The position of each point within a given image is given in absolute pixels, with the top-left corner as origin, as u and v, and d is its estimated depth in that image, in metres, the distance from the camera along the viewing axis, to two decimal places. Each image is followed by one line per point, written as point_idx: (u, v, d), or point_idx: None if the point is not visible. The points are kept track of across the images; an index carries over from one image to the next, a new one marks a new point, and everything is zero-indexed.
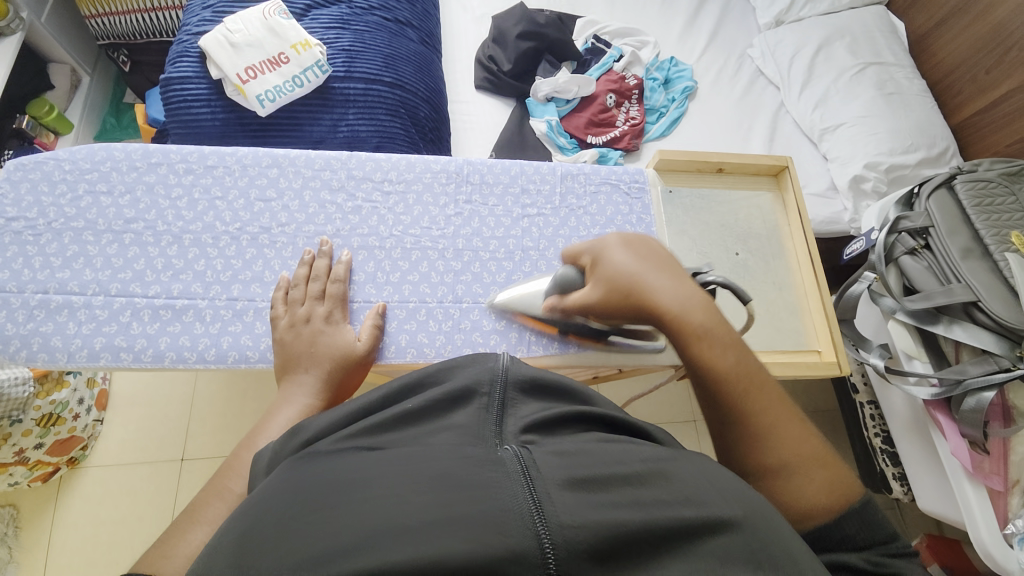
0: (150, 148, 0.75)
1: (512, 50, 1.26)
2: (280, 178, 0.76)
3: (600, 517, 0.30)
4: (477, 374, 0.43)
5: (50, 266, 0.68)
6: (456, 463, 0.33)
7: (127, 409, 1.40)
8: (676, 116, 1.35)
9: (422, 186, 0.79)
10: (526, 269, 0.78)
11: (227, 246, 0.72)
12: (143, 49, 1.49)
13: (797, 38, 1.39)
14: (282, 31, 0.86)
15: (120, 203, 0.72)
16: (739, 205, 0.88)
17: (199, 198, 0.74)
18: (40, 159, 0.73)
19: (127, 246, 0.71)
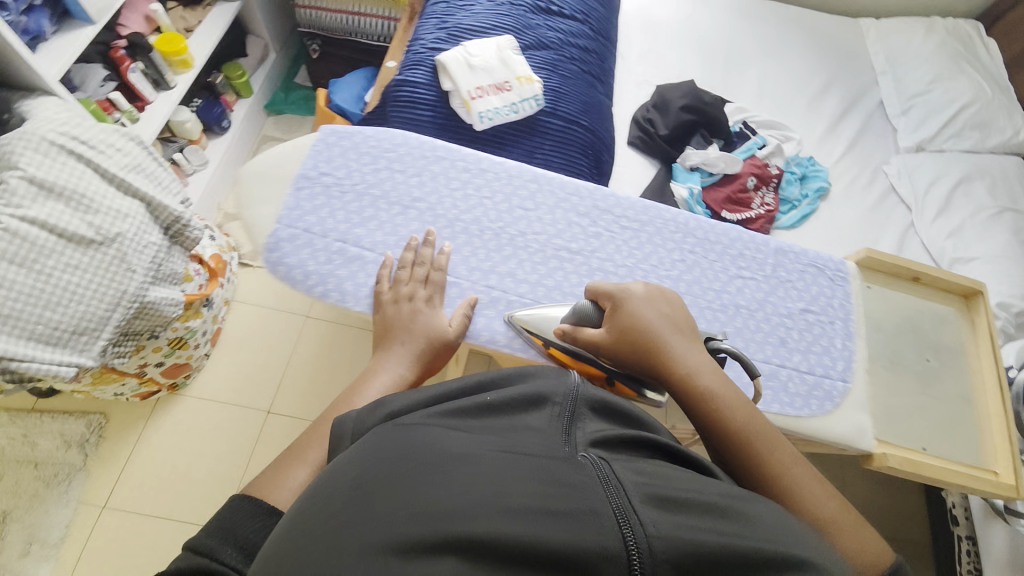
0: (439, 144, 0.86)
1: (672, 118, 1.37)
2: (538, 192, 0.85)
3: (680, 533, 0.33)
4: (552, 387, 0.49)
5: (350, 221, 0.79)
6: (544, 462, 0.37)
7: (233, 350, 1.51)
8: (807, 212, 1.41)
9: (653, 229, 0.84)
10: (737, 325, 0.77)
11: (489, 241, 0.81)
12: (336, 43, 1.71)
13: (937, 168, 1.45)
14: (512, 64, 0.99)
15: (409, 182, 0.82)
16: (931, 315, 0.87)
17: (472, 194, 0.83)
18: (351, 131, 0.85)
19: (411, 220, 0.80)
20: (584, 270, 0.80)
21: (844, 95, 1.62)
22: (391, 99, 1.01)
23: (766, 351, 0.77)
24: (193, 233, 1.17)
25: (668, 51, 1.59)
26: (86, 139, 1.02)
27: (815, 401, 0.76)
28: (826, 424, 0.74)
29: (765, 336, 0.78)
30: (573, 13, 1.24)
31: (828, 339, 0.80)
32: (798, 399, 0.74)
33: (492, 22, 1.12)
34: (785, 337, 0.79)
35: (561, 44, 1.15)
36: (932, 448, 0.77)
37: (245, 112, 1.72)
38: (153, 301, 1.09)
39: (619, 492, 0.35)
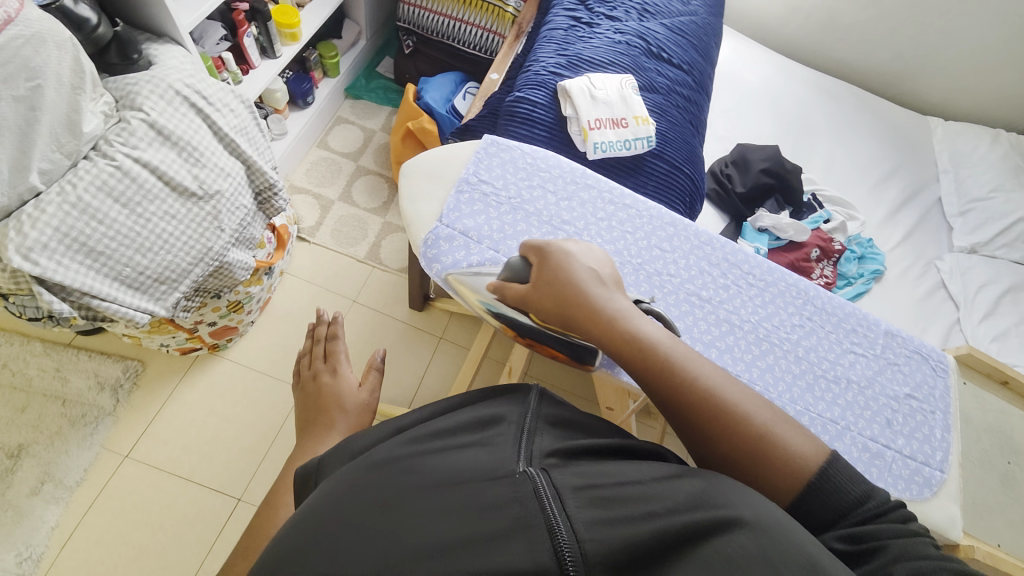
0: (590, 174, 0.88)
1: (750, 178, 1.42)
2: (675, 237, 0.84)
3: (607, 531, 0.43)
4: (507, 410, 0.59)
5: (504, 233, 0.81)
6: (494, 482, 0.48)
7: (275, 322, 1.50)
8: (861, 290, 1.44)
9: (777, 289, 0.82)
10: (847, 398, 0.75)
11: (628, 275, 0.79)
12: (430, 42, 1.74)
13: (988, 272, 1.52)
14: (631, 103, 1.03)
15: (559, 204, 0.85)
16: (1017, 421, 0.91)
17: (615, 226, 0.84)
18: (512, 146, 0.90)
19: (560, 241, 0.82)
20: (713, 320, 0.78)
21: (906, 186, 1.68)
22: (508, 112, 1.03)
23: (873, 428, 0.73)
24: (279, 203, 1.19)
25: (748, 113, 1.65)
26: (207, 96, 1.03)
27: (912, 485, 0.73)
28: (927, 513, 0.71)
29: (871, 412, 0.75)
30: (679, 63, 1.30)
31: (928, 428, 0.76)
32: (901, 480, 0.71)
33: (609, 58, 1.17)
34: (889, 418, 0.76)
35: (668, 91, 1.22)
36: (1005, 545, 0.79)
37: (328, 91, 1.75)
38: (230, 263, 1.10)
39: (557, 508, 0.45)
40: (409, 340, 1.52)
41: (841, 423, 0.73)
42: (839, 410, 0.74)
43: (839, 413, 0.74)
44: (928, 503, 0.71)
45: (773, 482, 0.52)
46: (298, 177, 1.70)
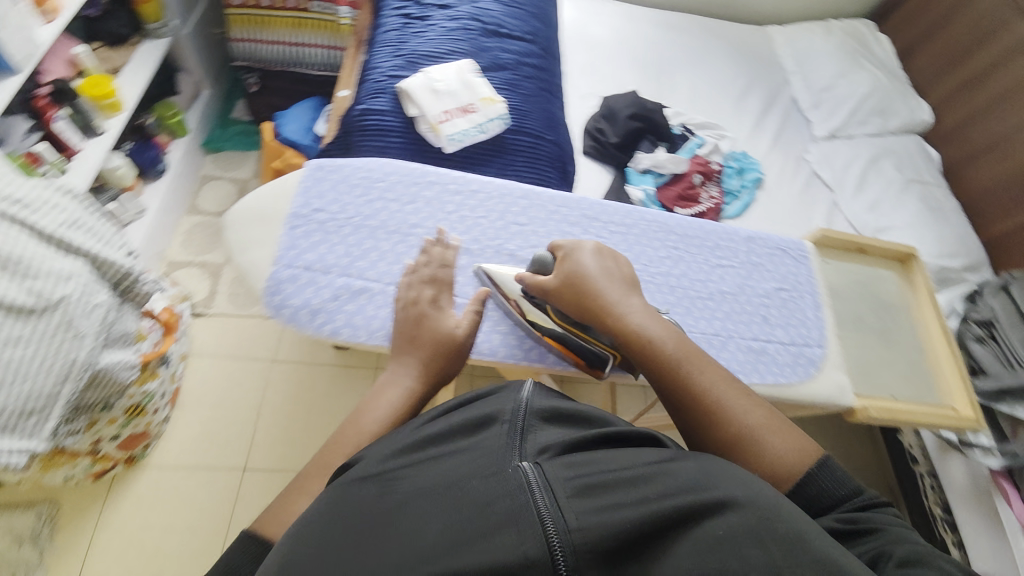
0: (428, 170, 0.87)
1: (620, 127, 1.46)
2: (529, 207, 0.87)
3: (598, 519, 0.42)
4: (501, 405, 0.55)
5: (351, 255, 0.80)
6: (486, 479, 0.46)
7: (194, 411, 1.40)
8: (748, 201, 1.54)
9: (639, 229, 0.86)
10: (724, 311, 0.81)
11: (490, 258, 0.83)
12: (274, 74, 1.65)
13: (849, 151, 1.63)
14: (474, 86, 1.01)
15: (405, 210, 0.84)
16: (876, 280, 0.99)
17: (465, 216, 0.86)
18: (341, 163, 0.86)
19: (413, 247, 0.82)
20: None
21: (763, 94, 1.79)
22: (356, 129, 1.01)
23: (753, 329, 0.81)
24: (144, 287, 1.07)
25: (607, 64, 1.69)
26: (23, 199, 0.94)
27: (800, 368, 0.82)
28: (815, 389, 0.80)
29: (748, 316, 0.83)
30: (522, 34, 1.28)
31: (800, 312, 0.86)
32: (786, 368, 0.79)
33: (448, 48, 1.13)
34: (766, 314, 0.84)
35: (516, 65, 1.19)
36: (899, 394, 0.89)
37: (181, 153, 1.62)
38: (107, 367, 1.00)
39: (548, 497, 0.44)
40: (347, 376, 1.50)
41: (723, 334, 0.80)
42: (719, 323, 0.81)
43: (719, 325, 0.81)
44: (816, 380, 0.80)
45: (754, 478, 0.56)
46: (175, 252, 1.58)
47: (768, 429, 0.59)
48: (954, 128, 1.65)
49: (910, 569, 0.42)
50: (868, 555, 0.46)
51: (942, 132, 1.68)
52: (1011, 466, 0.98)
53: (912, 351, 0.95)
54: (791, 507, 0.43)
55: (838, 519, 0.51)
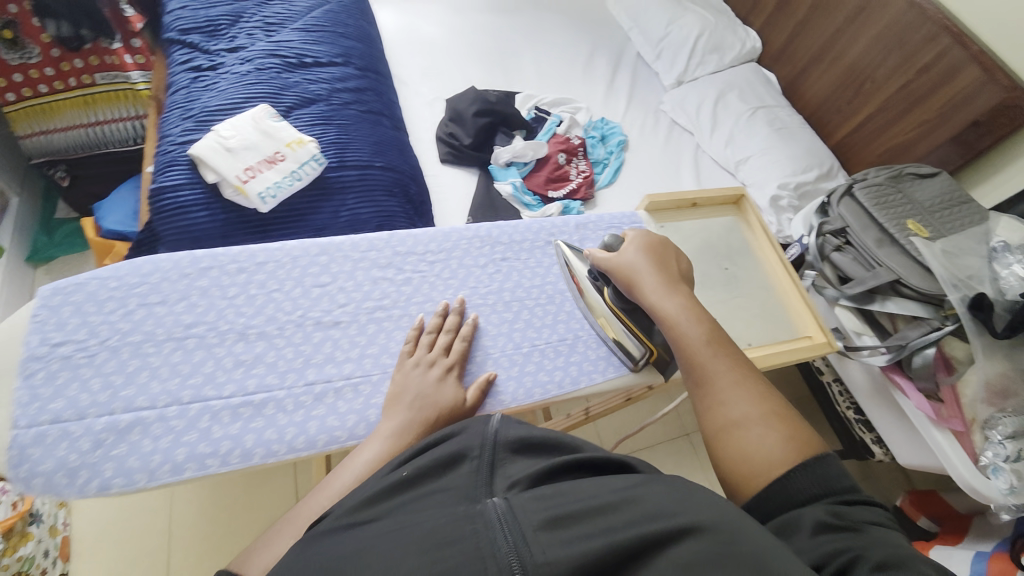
0: (199, 255, 0.76)
1: (470, 126, 1.40)
2: (331, 263, 0.81)
3: (567, 553, 0.39)
4: (469, 439, 0.52)
5: (112, 385, 0.67)
6: (451, 518, 0.42)
7: (98, 554, 1.25)
8: (618, 165, 1.54)
9: (460, 251, 0.87)
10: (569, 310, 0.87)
11: (294, 334, 0.75)
12: (84, 161, 1.47)
13: (697, 93, 1.67)
14: (276, 132, 0.92)
15: (176, 310, 0.73)
16: (716, 228, 1.02)
17: (255, 293, 0.76)
18: (79, 281, 0.72)
19: (192, 351, 0.71)
20: (406, 322, 0.79)
21: (608, 56, 1.81)
22: (153, 212, 0.88)
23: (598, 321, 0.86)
24: None
25: (446, 64, 1.63)
26: None
27: None
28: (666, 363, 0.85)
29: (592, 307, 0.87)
30: (331, 59, 1.18)
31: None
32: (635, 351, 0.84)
33: (243, 95, 1.02)
34: None
35: (329, 93, 1.10)
36: (754, 341, 0.90)
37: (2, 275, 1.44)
38: None
39: (513, 533, 0.40)
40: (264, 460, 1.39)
41: (571, 337, 0.84)
42: (564, 327, 0.84)
43: (562, 328, 0.84)
44: None
45: (738, 464, 0.57)
46: None
47: (766, 423, 0.58)
48: (780, 48, 1.73)
49: (890, 573, 0.40)
50: (842, 542, 0.44)
51: (773, 55, 1.77)
52: (895, 361, 1.01)
53: (762, 289, 0.98)
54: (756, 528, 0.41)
55: (828, 511, 0.48)
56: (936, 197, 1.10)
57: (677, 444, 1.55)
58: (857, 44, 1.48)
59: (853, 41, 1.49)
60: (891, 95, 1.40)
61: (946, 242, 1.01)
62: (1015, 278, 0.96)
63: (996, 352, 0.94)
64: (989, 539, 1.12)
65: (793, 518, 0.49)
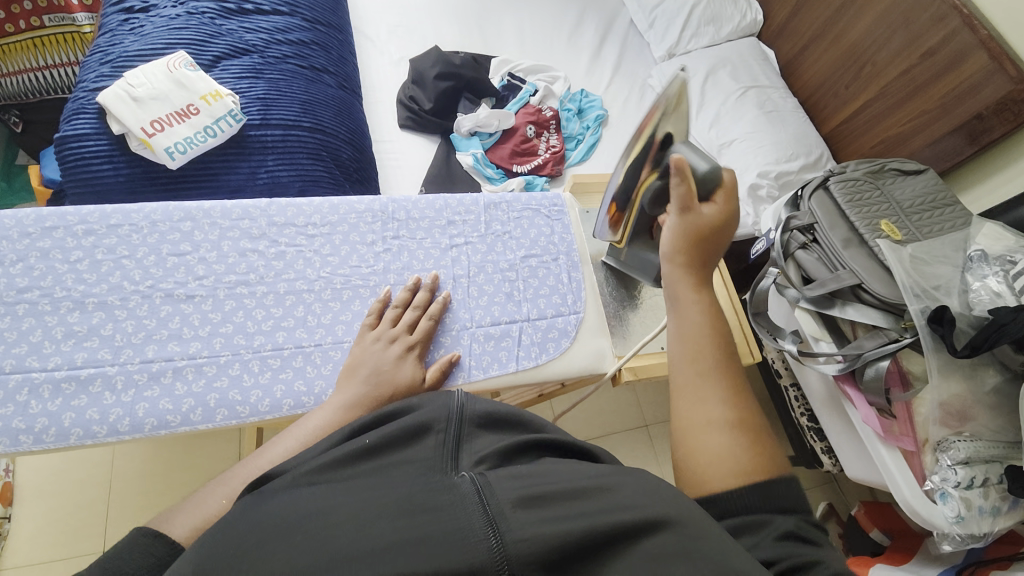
0: (44, 213, 0.70)
1: (431, 90, 1.31)
2: (194, 231, 0.74)
3: (544, 529, 0.36)
4: (431, 411, 0.46)
5: None
6: (421, 488, 0.39)
7: (37, 502, 1.27)
8: (593, 142, 1.45)
9: (346, 226, 0.79)
10: (459, 297, 0.78)
11: (139, 305, 0.69)
12: (36, 107, 1.42)
13: (687, 68, 1.55)
14: (189, 83, 0.85)
15: (11, 272, 0.68)
16: None
17: (102, 258, 0.70)
18: None
19: (22, 318, 0.66)
20: (271, 300, 0.72)
21: (598, 22, 1.68)
22: (58, 164, 0.84)
23: (492, 313, 0.78)
24: None
25: (419, 20, 1.52)
26: None
27: (555, 340, 0.79)
28: (564, 363, 0.77)
29: (490, 297, 0.79)
30: (274, 7, 1.06)
31: (553, 278, 0.83)
32: (528, 350, 0.76)
33: (166, 41, 0.94)
34: (512, 290, 0.81)
35: (266, 44, 1.01)
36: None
37: None
38: None
39: (488, 506, 0.37)
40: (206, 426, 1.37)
41: (457, 327, 0.75)
42: (450, 317, 0.76)
43: (451, 318, 0.76)
44: (569, 351, 0.78)
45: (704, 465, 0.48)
46: None
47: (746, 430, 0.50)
48: (782, 23, 1.59)
49: None
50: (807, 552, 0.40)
51: (774, 30, 1.63)
52: (849, 370, 0.95)
53: None
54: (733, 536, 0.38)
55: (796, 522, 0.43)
56: (915, 197, 1.03)
57: (633, 434, 1.51)
58: (862, 21, 1.34)
59: (859, 17, 1.35)
60: (892, 81, 1.28)
61: (918, 246, 0.94)
62: (987, 292, 0.86)
63: (954, 371, 0.87)
64: (936, 565, 1.06)
65: (760, 518, 0.43)
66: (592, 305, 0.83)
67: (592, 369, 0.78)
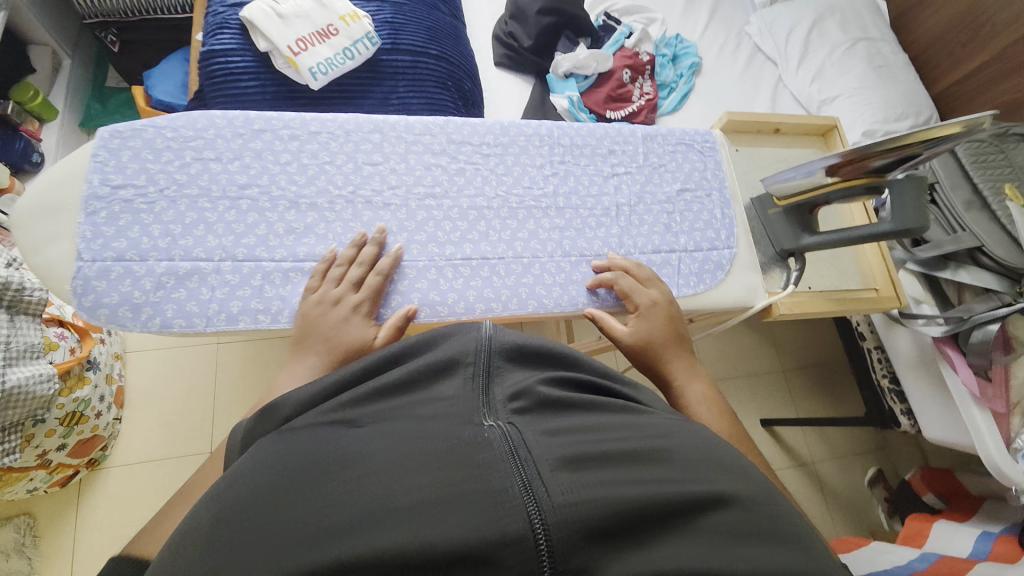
0: (252, 116, 0.77)
1: (532, 26, 1.29)
2: (384, 143, 0.80)
3: (590, 495, 0.33)
4: (460, 348, 0.48)
5: (171, 233, 0.71)
6: (451, 438, 0.39)
7: (146, 406, 1.38)
8: (686, 91, 1.39)
9: (517, 148, 0.85)
10: (622, 225, 0.84)
11: (344, 210, 0.76)
12: (134, 26, 1.44)
13: (792, 16, 1.46)
14: (329, 3, 0.86)
15: (230, 169, 0.74)
16: (798, 158, 1.04)
17: (308, 163, 0.77)
18: (137, 127, 0.74)
19: (245, 213, 0.73)
20: (456, 213, 0.79)
21: None
22: (203, 78, 0.86)
23: (653, 242, 0.84)
24: (34, 296, 0.97)
25: None
26: None
27: (709, 273, 0.85)
28: (720, 293, 0.83)
29: (650, 226, 0.85)
30: None
31: (708, 213, 0.88)
32: (689, 277, 0.82)
33: None
34: (669, 222, 0.86)
35: None
36: (815, 285, 0.92)
37: (58, 138, 1.48)
38: (18, 383, 0.92)
39: (526, 463, 0.36)
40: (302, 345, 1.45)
41: (623, 251, 0.82)
42: (616, 241, 0.82)
43: (614, 241, 0.82)
44: (725, 284, 0.84)
45: None
46: None
47: None
48: None
49: None
50: None
51: None
52: (952, 333, 0.96)
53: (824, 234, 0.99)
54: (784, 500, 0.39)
55: None
56: None
57: None
58: None
59: None
60: (1009, 45, 1.21)
61: None
62: None
63: None
64: (999, 522, 1.11)
65: None
66: (744, 243, 0.87)
67: (745, 302, 0.83)
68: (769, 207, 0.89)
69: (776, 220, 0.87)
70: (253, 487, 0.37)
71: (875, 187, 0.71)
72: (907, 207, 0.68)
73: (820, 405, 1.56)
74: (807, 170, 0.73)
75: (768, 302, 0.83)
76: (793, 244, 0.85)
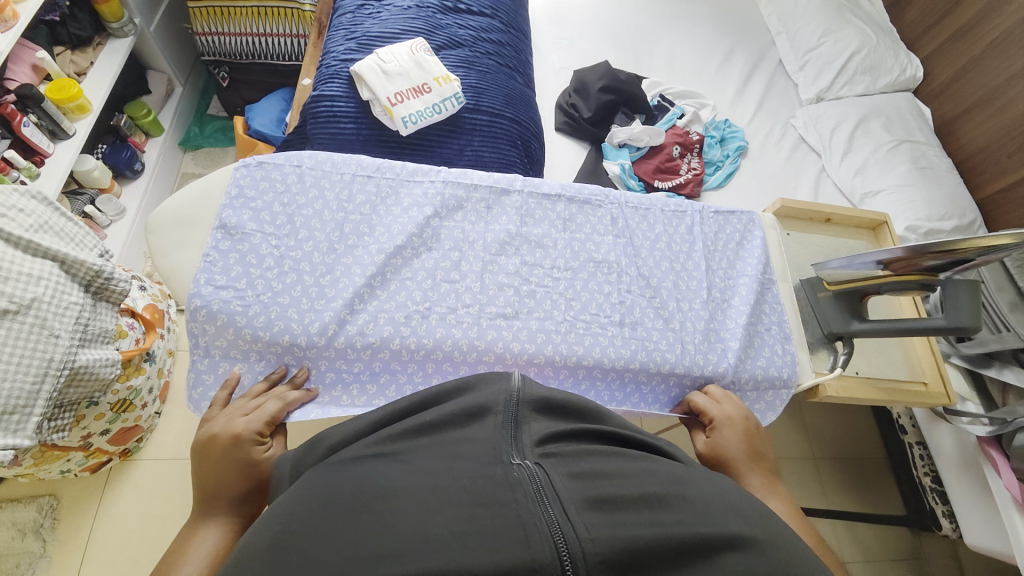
0: (348, 235, 0.87)
1: (593, 100, 1.42)
2: (462, 260, 0.89)
3: (612, 533, 0.37)
4: (490, 395, 0.50)
5: (260, 336, 0.79)
6: (487, 475, 0.41)
7: (183, 404, 1.44)
8: (731, 170, 1.47)
9: (586, 274, 0.91)
10: (685, 363, 0.86)
11: (418, 324, 0.82)
12: (243, 68, 1.65)
13: (837, 113, 1.55)
14: (427, 66, 1.00)
15: (322, 283, 0.83)
16: (845, 247, 1.08)
17: (390, 277, 0.86)
18: (247, 232, 0.84)
19: (328, 325, 0.80)
20: (524, 335, 0.84)
21: (748, 57, 1.72)
22: (310, 117, 0.99)
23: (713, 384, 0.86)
24: (119, 286, 1.01)
25: (581, 36, 1.64)
26: None
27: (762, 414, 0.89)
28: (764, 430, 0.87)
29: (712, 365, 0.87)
30: (481, 9, 1.17)
31: (745, 287, 0.95)
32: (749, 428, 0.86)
33: (402, 27, 1.08)
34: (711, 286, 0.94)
35: (474, 40, 1.12)
36: (864, 371, 0.94)
37: (158, 152, 1.66)
38: (86, 365, 0.94)
39: (555, 506, 0.39)
40: None
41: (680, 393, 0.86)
42: (675, 382, 0.86)
43: (672, 380, 0.86)
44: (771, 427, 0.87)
45: None
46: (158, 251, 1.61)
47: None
48: (945, 83, 1.58)
49: None
50: None
51: (935, 88, 1.61)
52: (996, 434, 0.93)
53: None
54: (802, 545, 0.41)
55: None
56: None
57: None
58: None
59: None
60: None
61: None
62: None
63: None
64: None
65: None
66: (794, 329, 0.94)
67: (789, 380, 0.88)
68: (820, 290, 0.92)
69: (826, 304, 0.91)
70: (302, 523, 0.39)
71: (929, 284, 0.75)
72: (963, 308, 0.71)
73: (854, 501, 1.48)
74: (858, 262, 0.78)
75: (815, 382, 0.88)
76: (843, 328, 0.88)
